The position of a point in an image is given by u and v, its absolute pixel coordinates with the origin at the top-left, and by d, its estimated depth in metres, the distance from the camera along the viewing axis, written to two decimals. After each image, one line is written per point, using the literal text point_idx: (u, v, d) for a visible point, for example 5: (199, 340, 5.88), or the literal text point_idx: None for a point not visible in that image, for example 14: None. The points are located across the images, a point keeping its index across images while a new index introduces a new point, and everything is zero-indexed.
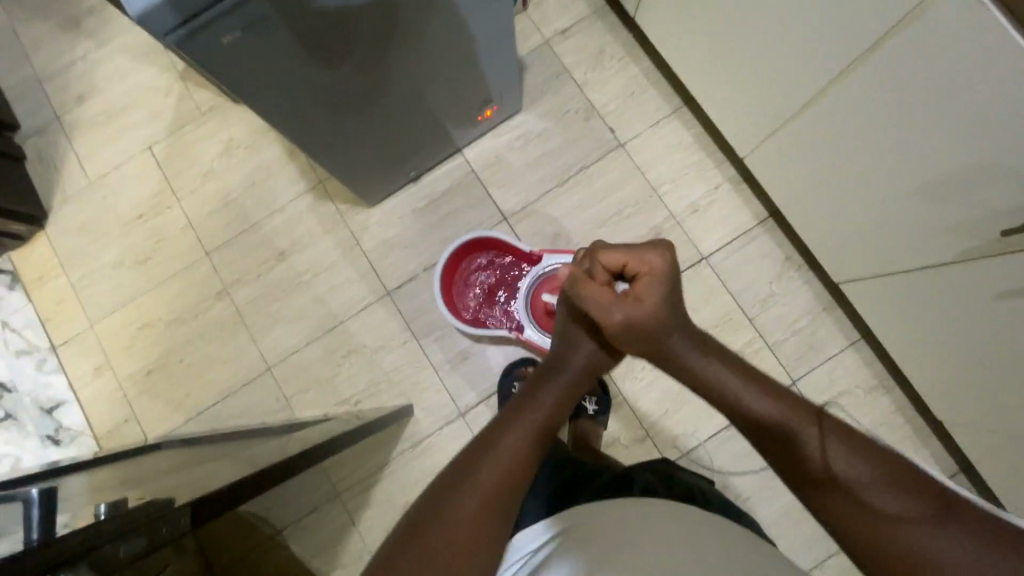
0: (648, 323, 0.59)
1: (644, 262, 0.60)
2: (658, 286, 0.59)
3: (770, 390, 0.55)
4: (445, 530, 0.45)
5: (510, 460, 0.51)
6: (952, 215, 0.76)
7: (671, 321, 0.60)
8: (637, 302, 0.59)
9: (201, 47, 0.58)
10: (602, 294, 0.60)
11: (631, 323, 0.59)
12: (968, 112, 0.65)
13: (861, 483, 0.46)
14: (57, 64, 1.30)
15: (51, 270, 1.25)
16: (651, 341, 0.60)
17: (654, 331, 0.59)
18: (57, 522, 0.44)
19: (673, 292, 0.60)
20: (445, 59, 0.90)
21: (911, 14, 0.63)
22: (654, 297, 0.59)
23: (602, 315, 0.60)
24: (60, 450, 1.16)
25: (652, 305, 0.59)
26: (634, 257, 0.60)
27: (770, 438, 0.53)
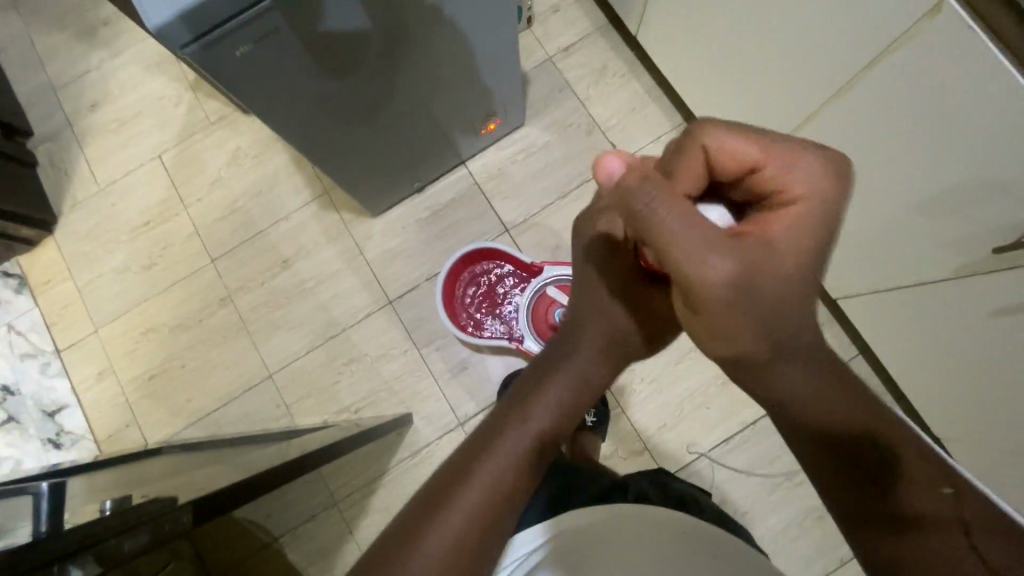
0: (765, 268, 0.44)
1: (780, 184, 0.47)
2: (769, 217, 0.46)
3: (840, 392, 0.48)
4: (443, 534, 0.49)
5: (509, 462, 0.53)
6: (949, 232, 0.77)
7: (790, 274, 0.46)
8: (762, 238, 0.45)
9: (216, 59, 0.60)
10: (690, 214, 0.46)
11: (744, 265, 0.43)
12: (963, 130, 0.66)
13: (929, 514, 0.44)
14: (71, 73, 1.33)
15: (58, 274, 1.26)
16: (744, 303, 0.44)
17: (760, 287, 0.44)
18: (64, 516, 0.45)
19: (807, 231, 0.46)
20: (451, 72, 0.92)
21: (908, 33, 0.65)
22: (782, 232, 0.46)
23: (676, 248, 0.47)
24: (60, 453, 1.17)
25: (776, 245, 0.45)
26: (763, 168, 0.47)
27: (830, 451, 0.48)
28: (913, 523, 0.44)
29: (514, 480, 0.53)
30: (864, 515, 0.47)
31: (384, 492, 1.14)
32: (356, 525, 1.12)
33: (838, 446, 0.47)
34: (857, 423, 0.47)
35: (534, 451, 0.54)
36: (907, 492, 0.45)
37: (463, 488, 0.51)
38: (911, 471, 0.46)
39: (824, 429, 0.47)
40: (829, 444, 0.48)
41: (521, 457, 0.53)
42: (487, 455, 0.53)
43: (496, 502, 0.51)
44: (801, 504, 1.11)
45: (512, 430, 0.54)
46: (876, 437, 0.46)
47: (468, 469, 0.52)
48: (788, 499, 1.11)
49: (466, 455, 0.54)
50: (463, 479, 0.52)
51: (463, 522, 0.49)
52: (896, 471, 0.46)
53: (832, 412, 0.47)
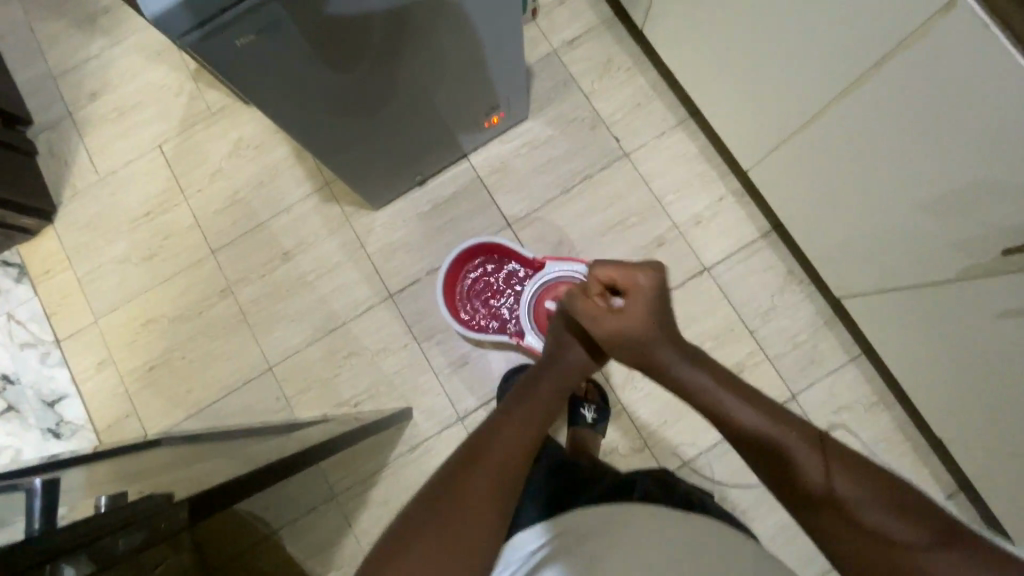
0: (634, 333, 0.61)
1: (635, 281, 0.63)
2: (645, 303, 0.62)
3: (753, 401, 0.54)
4: (452, 514, 0.45)
5: (512, 448, 0.52)
6: (956, 232, 0.76)
7: (662, 340, 0.61)
8: (627, 317, 0.62)
9: (216, 48, 0.59)
10: (596, 310, 0.63)
11: (618, 335, 0.62)
12: (973, 130, 0.65)
13: (852, 498, 0.44)
14: (72, 60, 1.32)
15: (58, 264, 1.26)
16: (634, 354, 0.62)
17: (640, 343, 0.61)
18: (57, 513, 0.45)
19: (660, 310, 0.63)
20: (455, 63, 0.91)
21: (919, 31, 0.64)
22: (644, 312, 0.61)
23: (593, 326, 0.63)
24: (61, 443, 1.17)
25: (639, 323, 0.61)
26: (628, 275, 0.63)
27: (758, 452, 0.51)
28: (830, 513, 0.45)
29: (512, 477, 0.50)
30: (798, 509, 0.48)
31: (383, 486, 1.14)
32: (354, 519, 1.13)
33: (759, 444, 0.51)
34: (770, 421, 0.52)
35: (533, 443, 0.54)
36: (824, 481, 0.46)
37: (469, 473, 0.48)
38: (831, 464, 0.46)
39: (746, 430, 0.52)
40: (749, 442, 0.52)
41: (520, 445, 0.52)
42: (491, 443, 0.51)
43: (497, 489, 0.48)
44: None
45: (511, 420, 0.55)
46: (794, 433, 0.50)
47: (470, 460, 0.49)
48: None
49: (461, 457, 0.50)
50: (471, 469, 0.48)
51: (473, 509, 0.46)
52: (814, 469, 0.47)
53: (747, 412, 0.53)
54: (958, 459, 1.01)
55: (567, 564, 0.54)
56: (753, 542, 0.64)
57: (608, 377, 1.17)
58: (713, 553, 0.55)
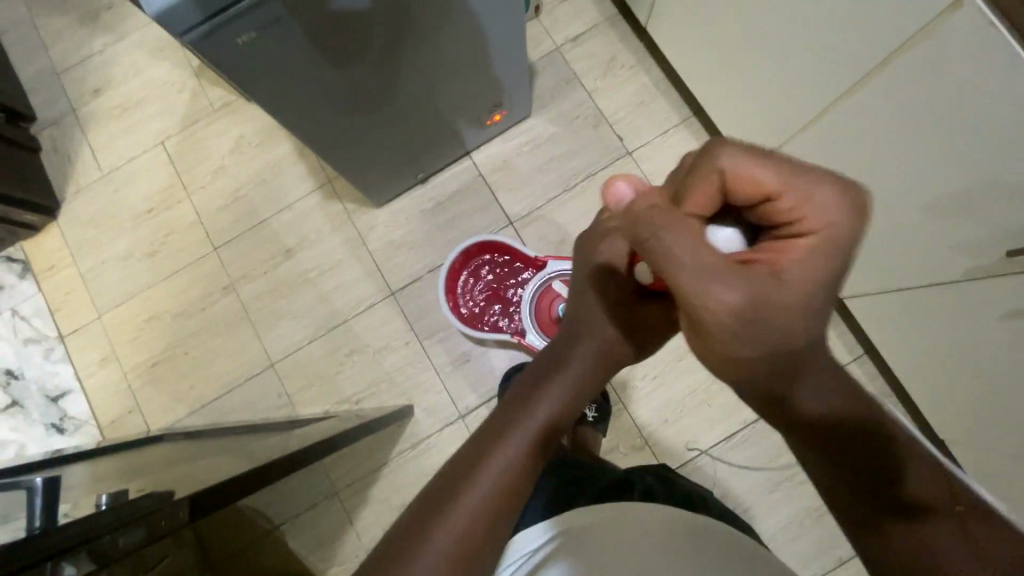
0: (770, 302, 0.41)
1: (804, 211, 0.42)
2: (792, 250, 0.42)
3: (835, 394, 0.47)
4: (445, 532, 0.47)
5: (516, 454, 0.51)
6: (960, 233, 0.75)
7: (804, 309, 0.43)
8: (778, 272, 0.42)
9: (218, 46, 0.59)
10: (704, 249, 0.41)
11: (756, 300, 0.41)
12: (979, 131, 0.65)
13: (940, 501, 0.45)
14: (74, 57, 1.32)
15: (61, 260, 1.26)
16: (759, 330, 0.42)
17: (765, 321, 0.42)
18: (59, 510, 0.45)
19: (829, 266, 0.43)
20: (458, 61, 0.90)
21: (925, 30, 0.63)
22: (814, 263, 0.42)
23: (701, 281, 0.40)
24: (64, 438, 1.18)
25: (789, 281, 0.42)
26: (794, 193, 0.42)
27: (841, 457, 0.47)
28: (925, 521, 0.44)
29: (516, 478, 0.50)
30: (859, 512, 0.47)
31: (384, 483, 1.14)
32: (355, 515, 1.13)
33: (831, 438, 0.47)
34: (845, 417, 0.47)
35: (544, 438, 0.52)
36: (910, 485, 0.46)
37: (474, 475, 0.49)
38: (879, 457, 0.46)
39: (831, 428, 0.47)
40: (819, 435, 0.47)
41: (527, 448, 0.51)
42: (492, 454, 0.50)
43: (505, 489, 0.50)
44: (802, 503, 1.10)
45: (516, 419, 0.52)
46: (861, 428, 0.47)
47: (473, 459, 0.51)
48: (789, 498, 1.11)
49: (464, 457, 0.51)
50: (470, 479, 0.49)
51: (463, 532, 0.47)
52: (913, 474, 0.46)
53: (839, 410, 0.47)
54: (960, 460, 1.01)
55: (571, 563, 0.54)
56: (756, 543, 0.64)
57: (609, 375, 1.16)
58: (712, 554, 0.56)
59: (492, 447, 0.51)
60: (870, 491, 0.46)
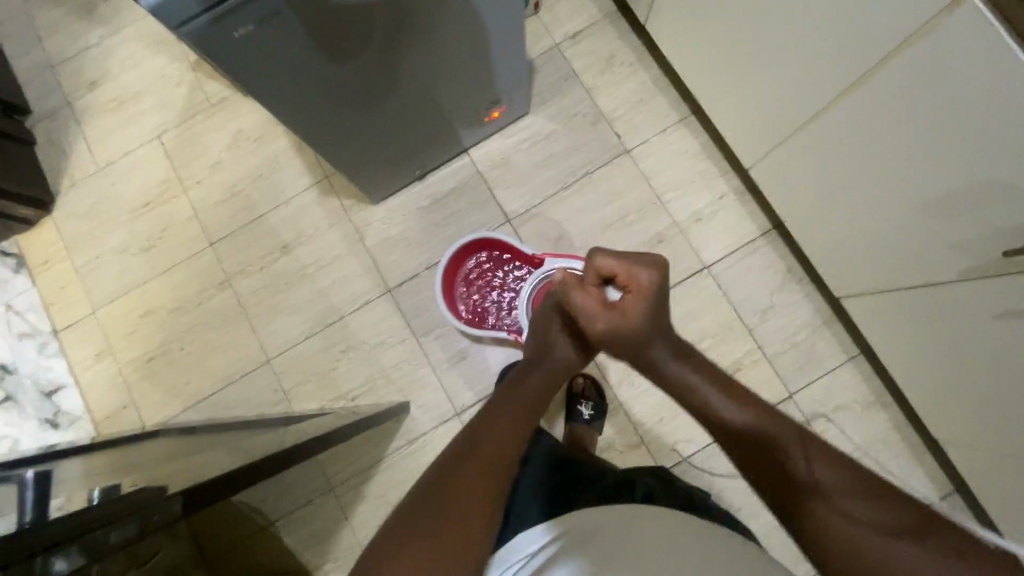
0: (632, 331, 0.59)
1: (634, 278, 0.59)
2: (646, 300, 0.59)
3: (747, 400, 0.55)
4: (437, 515, 0.47)
5: (504, 445, 0.54)
6: (956, 233, 0.76)
7: (658, 336, 0.59)
8: (622, 313, 0.59)
9: (215, 38, 0.59)
10: (589, 301, 0.61)
11: (612, 331, 0.60)
12: (976, 130, 0.65)
13: (836, 486, 0.48)
14: (71, 49, 1.31)
15: (56, 254, 1.26)
16: (629, 351, 0.61)
17: (637, 342, 0.59)
18: (50, 504, 0.45)
19: (659, 309, 0.59)
20: (457, 57, 0.90)
21: (924, 29, 0.63)
22: (638, 310, 0.59)
23: (588, 319, 0.61)
24: (58, 433, 1.17)
25: (634, 318, 0.59)
26: (627, 270, 0.59)
27: (750, 451, 0.53)
28: (811, 506, 0.48)
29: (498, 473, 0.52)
30: (782, 508, 0.50)
31: (379, 479, 1.14)
32: (351, 512, 1.13)
33: (746, 442, 0.53)
34: (761, 419, 0.54)
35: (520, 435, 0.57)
36: (808, 475, 0.49)
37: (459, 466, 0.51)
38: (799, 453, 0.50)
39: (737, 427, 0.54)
40: (736, 441, 0.54)
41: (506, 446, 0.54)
42: (476, 447, 0.53)
43: (484, 480, 0.51)
44: None
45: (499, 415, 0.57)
46: (779, 430, 0.52)
47: (457, 456, 0.52)
48: None
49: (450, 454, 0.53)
50: (460, 465, 0.51)
51: (462, 505, 0.48)
52: (798, 458, 0.50)
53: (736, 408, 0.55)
54: (954, 459, 1.01)
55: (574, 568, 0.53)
56: (757, 547, 0.63)
57: (606, 373, 1.17)
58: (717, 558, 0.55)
59: (476, 442, 0.53)
60: (781, 485, 0.50)
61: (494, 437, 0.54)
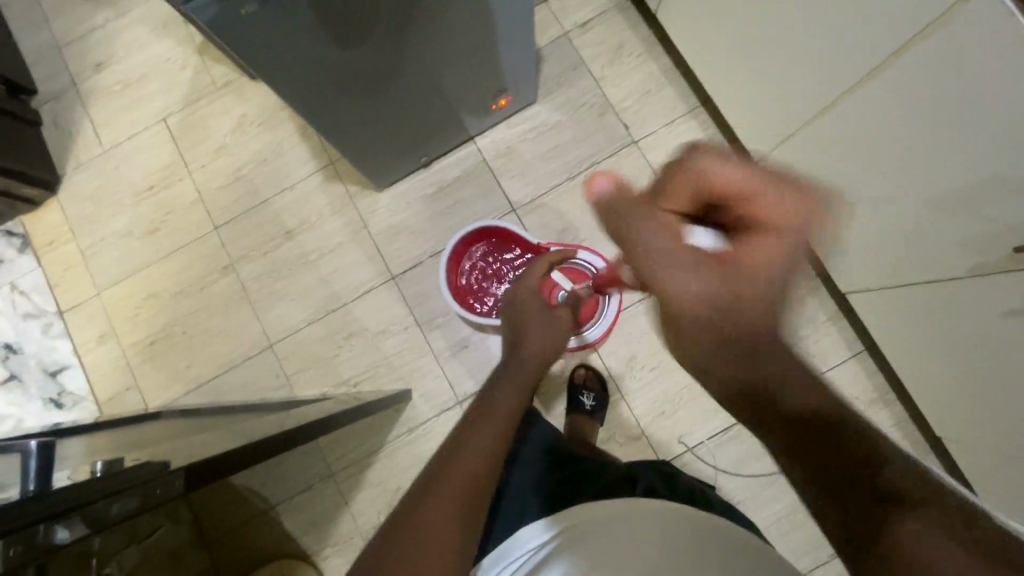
0: (722, 280, 0.48)
1: (759, 209, 0.51)
2: (763, 239, 0.50)
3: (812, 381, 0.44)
4: (425, 533, 0.45)
5: (481, 458, 0.53)
6: (966, 229, 0.75)
7: (767, 292, 0.49)
8: (738, 257, 0.50)
9: (219, 18, 0.58)
10: (678, 234, 0.51)
11: (709, 292, 0.49)
12: (988, 125, 0.64)
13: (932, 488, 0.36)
14: (76, 31, 1.31)
15: (61, 236, 1.26)
16: (727, 321, 0.48)
17: (732, 296, 0.48)
18: (52, 475, 0.45)
19: (788, 259, 0.50)
20: (464, 42, 0.89)
21: (939, 20, 0.62)
22: (767, 258, 0.50)
23: (679, 249, 0.50)
24: (62, 413, 1.18)
25: (754, 268, 0.50)
26: (755, 194, 0.50)
27: (803, 428, 0.41)
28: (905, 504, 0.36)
29: (479, 484, 0.51)
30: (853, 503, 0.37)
31: (380, 466, 1.14)
32: (351, 498, 1.14)
33: (811, 419, 0.41)
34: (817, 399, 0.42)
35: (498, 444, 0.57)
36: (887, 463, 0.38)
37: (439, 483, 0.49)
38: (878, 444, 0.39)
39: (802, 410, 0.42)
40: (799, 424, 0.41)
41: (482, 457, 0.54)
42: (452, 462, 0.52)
43: (464, 501, 0.49)
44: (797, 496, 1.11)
45: (476, 428, 0.57)
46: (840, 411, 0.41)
47: (434, 475, 0.51)
48: (783, 492, 1.11)
49: (426, 476, 0.51)
50: (435, 484, 0.50)
51: (447, 522, 0.47)
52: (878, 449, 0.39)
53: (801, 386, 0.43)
54: (956, 457, 1.01)
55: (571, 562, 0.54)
56: (764, 542, 0.63)
57: (608, 365, 1.16)
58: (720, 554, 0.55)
59: (449, 457, 0.53)
60: (854, 474, 0.38)
61: (472, 449, 0.54)
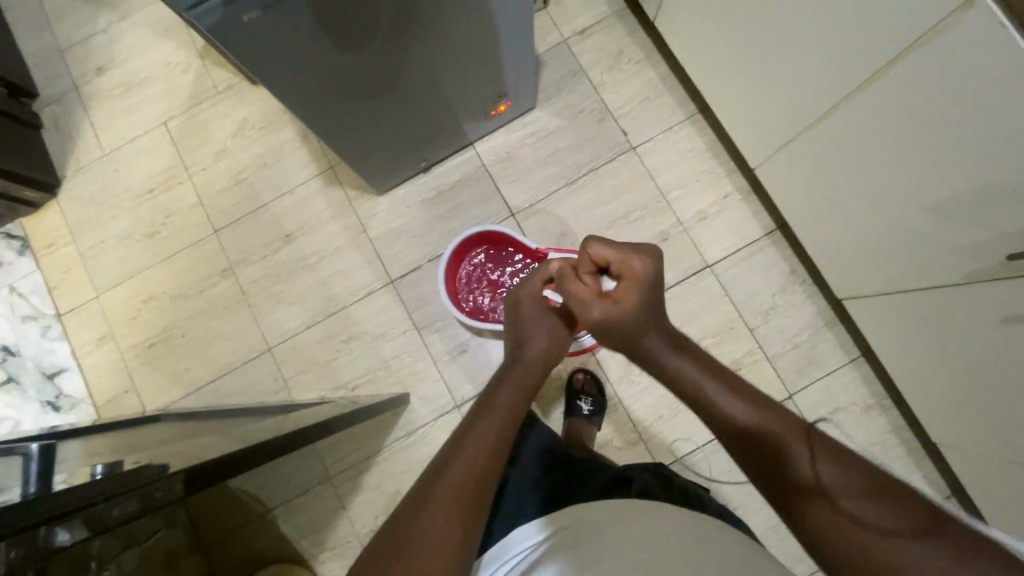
0: (627, 323, 0.58)
1: (629, 265, 0.59)
2: (638, 290, 0.58)
3: (746, 394, 0.52)
4: (419, 545, 0.46)
5: (481, 458, 0.53)
6: (962, 235, 0.75)
7: (646, 325, 0.58)
8: (614, 301, 0.59)
9: (223, 22, 0.59)
10: (583, 292, 0.62)
11: (605, 320, 0.59)
12: (984, 133, 0.65)
13: (839, 487, 0.45)
14: (78, 34, 1.31)
15: (61, 238, 1.26)
16: (617, 338, 0.60)
17: (633, 333, 0.58)
18: (53, 477, 0.45)
19: (654, 300, 0.59)
20: (466, 48, 0.90)
21: (936, 29, 0.63)
22: (632, 299, 0.58)
23: (580, 306, 0.62)
24: (59, 416, 1.17)
25: (624, 307, 0.58)
26: (618, 258, 0.60)
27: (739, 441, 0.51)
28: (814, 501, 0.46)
29: (476, 493, 0.51)
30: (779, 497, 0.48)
31: (378, 469, 1.14)
32: (349, 501, 1.14)
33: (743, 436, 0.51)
34: (758, 415, 0.51)
35: (497, 449, 0.55)
36: (804, 468, 0.47)
37: (434, 494, 0.49)
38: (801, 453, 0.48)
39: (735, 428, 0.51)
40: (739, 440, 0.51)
41: (479, 466, 0.52)
42: (447, 471, 0.51)
43: (460, 509, 0.49)
44: None
45: (474, 431, 0.56)
46: (786, 429, 0.49)
47: (429, 485, 0.50)
48: None
49: (420, 487, 0.51)
50: (434, 489, 0.50)
51: (441, 534, 0.47)
52: (799, 458, 0.47)
53: (733, 403, 0.52)
54: (953, 463, 1.01)
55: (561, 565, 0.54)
56: (758, 544, 0.63)
57: (605, 370, 1.17)
58: (716, 554, 0.54)
59: (444, 467, 0.52)
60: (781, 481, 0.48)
61: (472, 450, 0.54)
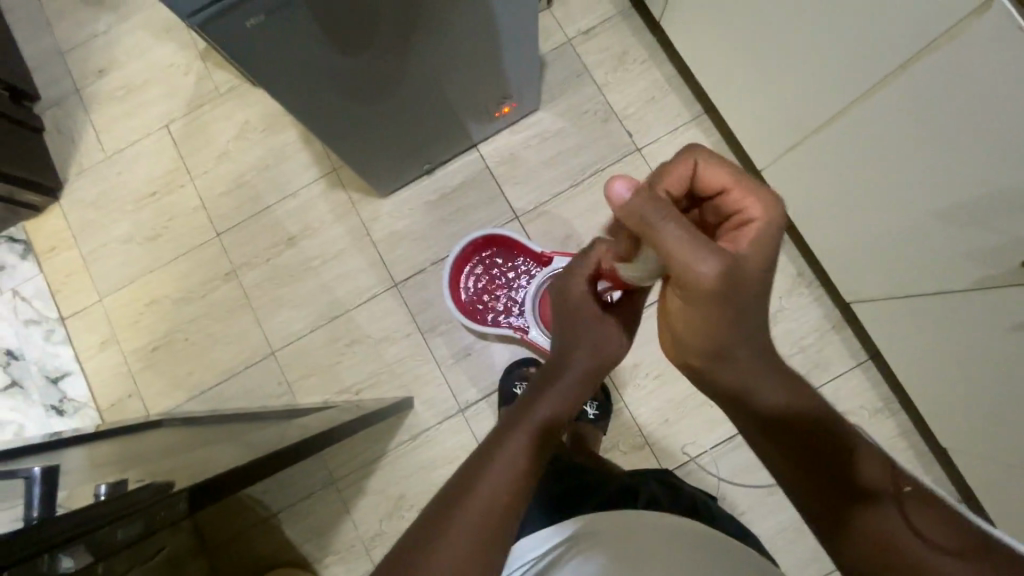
0: (745, 278, 0.43)
1: (743, 202, 0.46)
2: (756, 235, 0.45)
3: (799, 393, 0.50)
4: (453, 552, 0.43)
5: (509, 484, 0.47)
6: (975, 241, 0.74)
7: (757, 292, 0.45)
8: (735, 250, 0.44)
9: (226, 29, 0.58)
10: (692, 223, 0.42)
11: (725, 275, 0.42)
12: (998, 136, 0.63)
13: (879, 491, 0.47)
14: (79, 36, 1.31)
15: (63, 242, 1.26)
16: (730, 304, 0.44)
17: (742, 298, 0.44)
18: (58, 499, 0.45)
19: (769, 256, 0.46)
20: (471, 48, 0.88)
21: (952, 31, 0.61)
22: (750, 244, 0.45)
23: (696, 250, 0.41)
24: (64, 420, 1.17)
25: (751, 260, 0.44)
26: (738, 187, 0.45)
27: (793, 442, 0.49)
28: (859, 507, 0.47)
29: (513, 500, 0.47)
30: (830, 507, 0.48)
31: (383, 474, 1.14)
32: (353, 506, 1.13)
33: (801, 440, 0.49)
34: (814, 417, 0.49)
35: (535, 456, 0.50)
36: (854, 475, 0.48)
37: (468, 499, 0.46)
38: (847, 454, 0.48)
39: (794, 428, 0.49)
40: (796, 441, 0.49)
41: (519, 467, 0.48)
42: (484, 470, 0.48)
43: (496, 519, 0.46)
44: None
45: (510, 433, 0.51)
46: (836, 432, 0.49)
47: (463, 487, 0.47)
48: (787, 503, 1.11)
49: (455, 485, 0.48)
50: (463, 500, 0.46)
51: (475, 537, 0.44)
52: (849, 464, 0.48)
53: (788, 396, 0.49)
54: (961, 467, 1.00)
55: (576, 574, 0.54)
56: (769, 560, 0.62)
57: (611, 373, 1.16)
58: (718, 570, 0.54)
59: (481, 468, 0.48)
60: (832, 484, 0.48)
61: (500, 468, 0.48)
